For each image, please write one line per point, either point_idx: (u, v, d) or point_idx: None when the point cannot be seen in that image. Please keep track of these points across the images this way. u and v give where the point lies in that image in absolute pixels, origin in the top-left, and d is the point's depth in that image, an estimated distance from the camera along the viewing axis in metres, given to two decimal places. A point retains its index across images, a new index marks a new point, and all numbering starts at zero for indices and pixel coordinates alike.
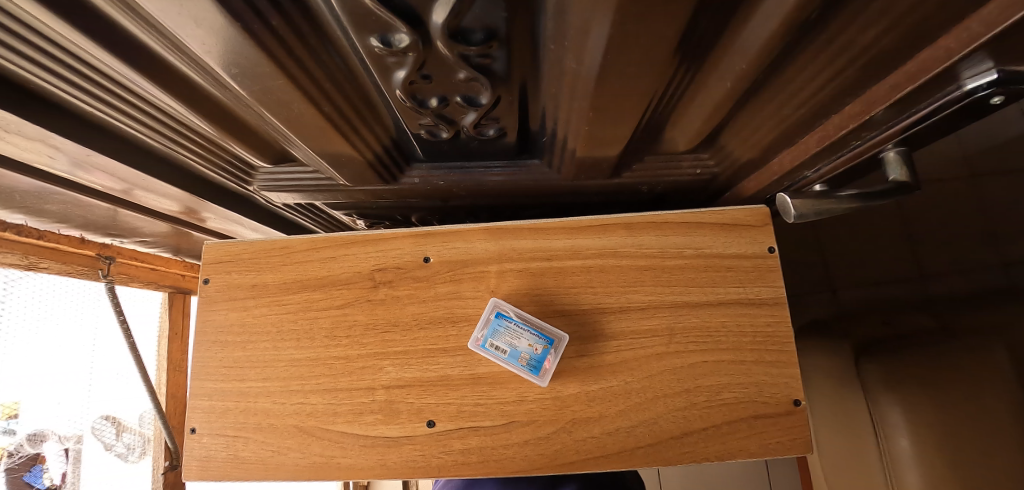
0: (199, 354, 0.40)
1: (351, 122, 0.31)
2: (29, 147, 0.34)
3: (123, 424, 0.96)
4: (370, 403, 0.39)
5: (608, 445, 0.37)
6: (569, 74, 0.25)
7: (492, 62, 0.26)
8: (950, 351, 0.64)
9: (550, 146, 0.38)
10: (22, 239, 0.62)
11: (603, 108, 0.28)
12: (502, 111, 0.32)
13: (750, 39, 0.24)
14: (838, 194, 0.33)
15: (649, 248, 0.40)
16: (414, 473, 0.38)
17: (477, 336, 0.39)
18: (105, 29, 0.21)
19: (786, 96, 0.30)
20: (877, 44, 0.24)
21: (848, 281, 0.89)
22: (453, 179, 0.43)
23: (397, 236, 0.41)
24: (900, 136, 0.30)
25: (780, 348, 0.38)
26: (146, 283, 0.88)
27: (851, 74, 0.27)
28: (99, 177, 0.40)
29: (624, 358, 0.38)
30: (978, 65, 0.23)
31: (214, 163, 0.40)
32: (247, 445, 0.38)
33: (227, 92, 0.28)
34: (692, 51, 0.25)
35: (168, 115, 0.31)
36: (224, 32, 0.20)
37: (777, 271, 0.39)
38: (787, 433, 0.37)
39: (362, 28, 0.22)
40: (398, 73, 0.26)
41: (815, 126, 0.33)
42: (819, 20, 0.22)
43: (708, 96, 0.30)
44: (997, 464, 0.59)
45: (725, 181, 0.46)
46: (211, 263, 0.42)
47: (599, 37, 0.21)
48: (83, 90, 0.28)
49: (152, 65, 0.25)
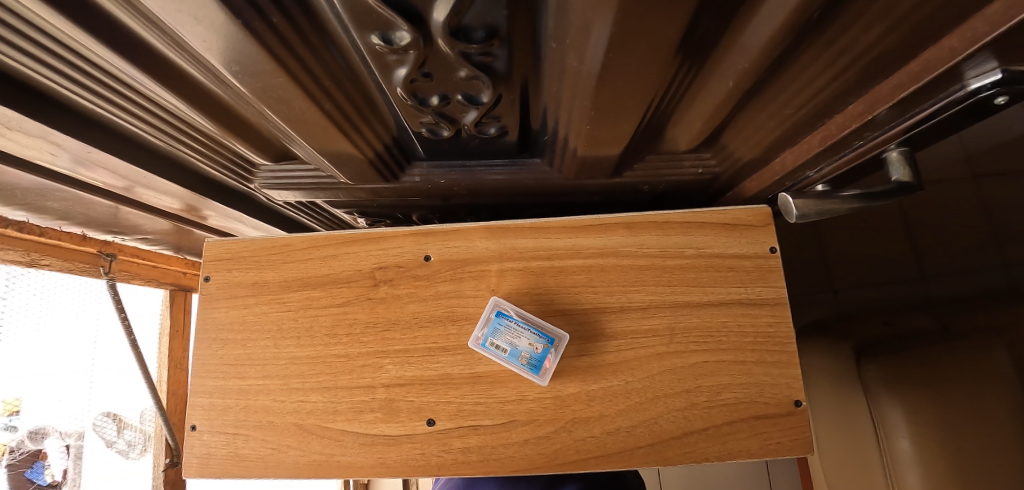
0: (199, 351, 0.40)
1: (351, 120, 0.31)
2: (30, 143, 0.34)
3: (125, 420, 0.95)
4: (369, 401, 0.39)
5: (608, 445, 0.37)
6: (571, 73, 0.25)
7: (493, 60, 0.26)
8: (951, 351, 0.65)
9: (551, 145, 0.37)
10: (23, 236, 0.62)
11: (604, 107, 0.28)
12: (503, 110, 0.32)
13: (752, 37, 0.23)
14: (840, 194, 0.33)
15: (650, 248, 0.40)
16: (413, 472, 0.38)
17: (477, 335, 0.39)
18: (105, 26, 0.21)
19: (788, 95, 0.30)
20: (880, 44, 0.24)
21: (848, 282, 0.91)
22: (453, 178, 0.43)
23: (397, 235, 0.41)
24: (903, 136, 0.30)
25: (781, 348, 0.38)
26: (147, 280, 0.88)
27: (854, 73, 0.27)
28: (101, 174, 0.40)
29: (624, 358, 0.38)
30: (982, 65, 0.23)
31: (215, 160, 0.40)
32: (247, 443, 0.39)
33: (228, 89, 0.28)
34: (695, 50, 0.25)
35: (169, 111, 0.31)
36: (224, 29, 0.20)
37: (779, 271, 0.39)
38: (787, 434, 0.37)
39: (362, 25, 0.22)
40: (399, 71, 0.26)
41: (817, 126, 0.33)
42: (822, 19, 0.22)
43: (710, 96, 0.30)
44: (996, 464, 0.60)
45: (726, 181, 0.46)
46: (212, 260, 0.42)
47: (601, 36, 0.21)
48: (84, 87, 0.28)
49: (152, 63, 0.25)
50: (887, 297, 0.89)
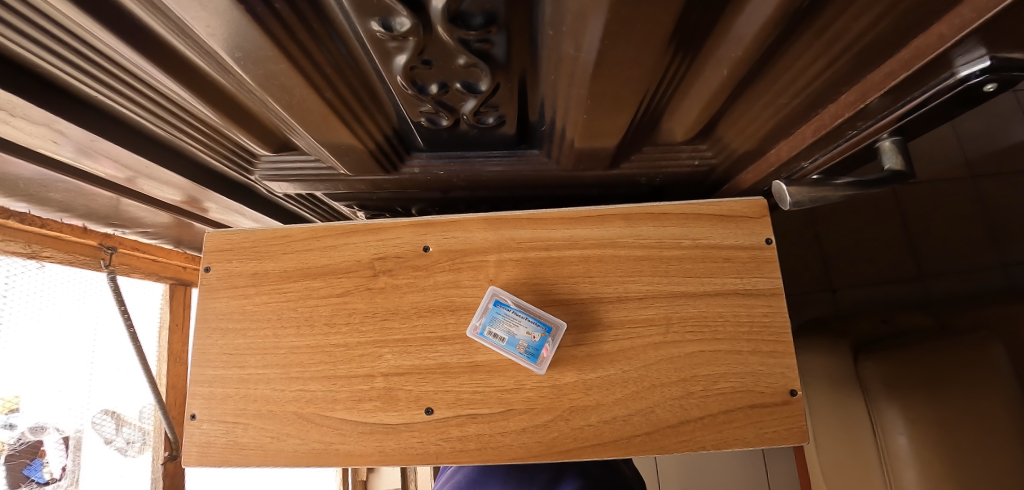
0: (199, 341, 0.41)
1: (352, 110, 0.32)
2: (34, 131, 0.34)
3: (124, 417, 0.96)
4: (368, 390, 0.39)
5: (604, 433, 0.37)
6: (568, 61, 0.26)
7: (491, 47, 0.27)
8: (948, 347, 0.65)
9: (549, 136, 0.38)
10: (25, 228, 0.62)
11: (601, 97, 0.28)
12: (502, 99, 0.33)
13: (745, 26, 0.24)
14: (833, 182, 0.34)
15: (648, 238, 0.40)
16: (412, 460, 0.38)
17: (476, 324, 0.39)
18: (110, 11, 0.22)
19: (781, 85, 0.31)
20: (871, 30, 0.24)
21: (847, 281, 0.91)
22: (452, 169, 0.43)
23: (397, 225, 0.41)
24: (896, 125, 0.30)
25: (776, 338, 0.38)
26: (147, 273, 0.89)
27: (845, 62, 0.27)
28: (104, 165, 0.41)
29: (621, 347, 0.39)
30: (970, 52, 0.23)
31: (216, 151, 0.40)
32: (247, 432, 0.39)
33: (230, 77, 0.28)
34: (689, 39, 0.25)
35: (171, 99, 0.32)
36: (228, 15, 0.21)
37: (775, 262, 0.39)
38: (782, 423, 0.37)
39: (363, 12, 0.23)
40: (399, 58, 0.27)
41: (812, 115, 0.34)
42: (813, 7, 0.23)
43: (704, 86, 0.31)
44: (994, 458, 0.60)
45: (722, 173, 0.47)
46: (212, 251, 0.42)
47: (597, 24, 0.21)
48: (87, 73, 0.28)
49: (156, 50, 0.25)
50: (887, 295, 0.89)
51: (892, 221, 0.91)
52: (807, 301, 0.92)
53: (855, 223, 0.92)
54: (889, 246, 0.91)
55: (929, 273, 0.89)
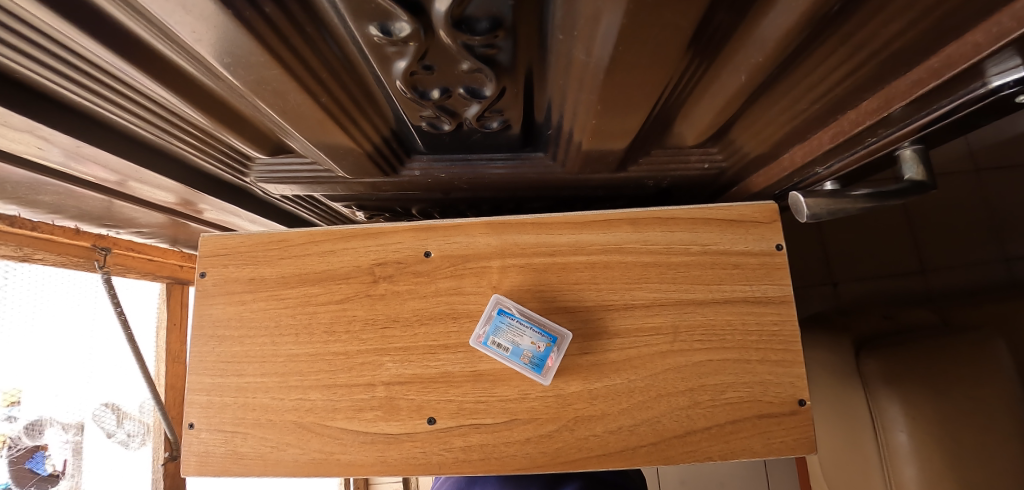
0: (197, 348, 0.40)
1: (350, 113, 0.30)
2: (18, 138, 0.32)
3: (124, 411, 0.96)
4: (369, 399, 0.38)
5: (609, 444, 0.37)
6: (578, 66, 0.24)
7: (497, 52, 0.25)
8: (952, 345, 0.64)
9: (555, 139, 0.37)
10: (16, 231, 0.61)
11: (611, 101, 0.27)
12: (507, 103, 0.31)
13: (768, 30, 0.22)
14: (850, 192, 0.32)
15: (655, 244, 0.39)
16: (414, 470, 0.38)
17: (478, 333, 0.38)
18: (90, 17, 0.20)
19: (801, 90, 0.29)
20: (900, 38, 0.23)
21: (849, 275, 0.90)
22: (454, 172, 0.42)
23: (397, 230, 0.40)
24: (918, 133, 0.29)
25: (786, 347, 0.37)
26: (144, 273, 0.88)
27: (870, 69, 0.26)
28: (94, 169, 0.39)
29: (628, 356, 0.38)
30: (1005, 61, 0.22)
31: (209, 153, 0.39)
32: (246, 441, 0.38)
33: (221, 82, 0.27)
34: (707, 42, 0.24)
35: (158, 103, 0.30)
36: (215, 19, 0.19)
37: (786, 269, 0.38)
38: (790, 433, 0.36)
39: (360, 16, 0.21)
40: (399, 63, 0.25)
41: (829, 121, 0.32)
42: (842, 12, 0.21)
43: (719, 90, 0.29)
44: (997, 458, 0.60)
45: (733, 176, 0.45)
46: (208, 256, 0.41)
47: (610, 28, 0.20)
48: (69, 80, 0.27)
49: (142, 56, 0.24)
50: (889, 290, 0.89)
51: (896, 216, 0.90)
52: (809, 297, 0.91)
53: (861, 219, 0.91)
54: (891, 241, 0.90)
55: (931, 268, 0.88)
